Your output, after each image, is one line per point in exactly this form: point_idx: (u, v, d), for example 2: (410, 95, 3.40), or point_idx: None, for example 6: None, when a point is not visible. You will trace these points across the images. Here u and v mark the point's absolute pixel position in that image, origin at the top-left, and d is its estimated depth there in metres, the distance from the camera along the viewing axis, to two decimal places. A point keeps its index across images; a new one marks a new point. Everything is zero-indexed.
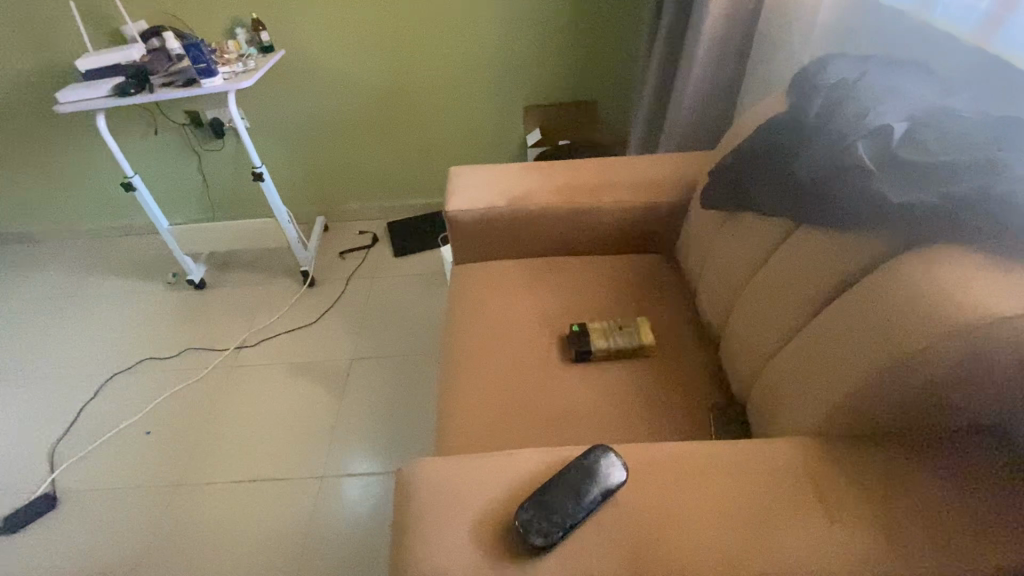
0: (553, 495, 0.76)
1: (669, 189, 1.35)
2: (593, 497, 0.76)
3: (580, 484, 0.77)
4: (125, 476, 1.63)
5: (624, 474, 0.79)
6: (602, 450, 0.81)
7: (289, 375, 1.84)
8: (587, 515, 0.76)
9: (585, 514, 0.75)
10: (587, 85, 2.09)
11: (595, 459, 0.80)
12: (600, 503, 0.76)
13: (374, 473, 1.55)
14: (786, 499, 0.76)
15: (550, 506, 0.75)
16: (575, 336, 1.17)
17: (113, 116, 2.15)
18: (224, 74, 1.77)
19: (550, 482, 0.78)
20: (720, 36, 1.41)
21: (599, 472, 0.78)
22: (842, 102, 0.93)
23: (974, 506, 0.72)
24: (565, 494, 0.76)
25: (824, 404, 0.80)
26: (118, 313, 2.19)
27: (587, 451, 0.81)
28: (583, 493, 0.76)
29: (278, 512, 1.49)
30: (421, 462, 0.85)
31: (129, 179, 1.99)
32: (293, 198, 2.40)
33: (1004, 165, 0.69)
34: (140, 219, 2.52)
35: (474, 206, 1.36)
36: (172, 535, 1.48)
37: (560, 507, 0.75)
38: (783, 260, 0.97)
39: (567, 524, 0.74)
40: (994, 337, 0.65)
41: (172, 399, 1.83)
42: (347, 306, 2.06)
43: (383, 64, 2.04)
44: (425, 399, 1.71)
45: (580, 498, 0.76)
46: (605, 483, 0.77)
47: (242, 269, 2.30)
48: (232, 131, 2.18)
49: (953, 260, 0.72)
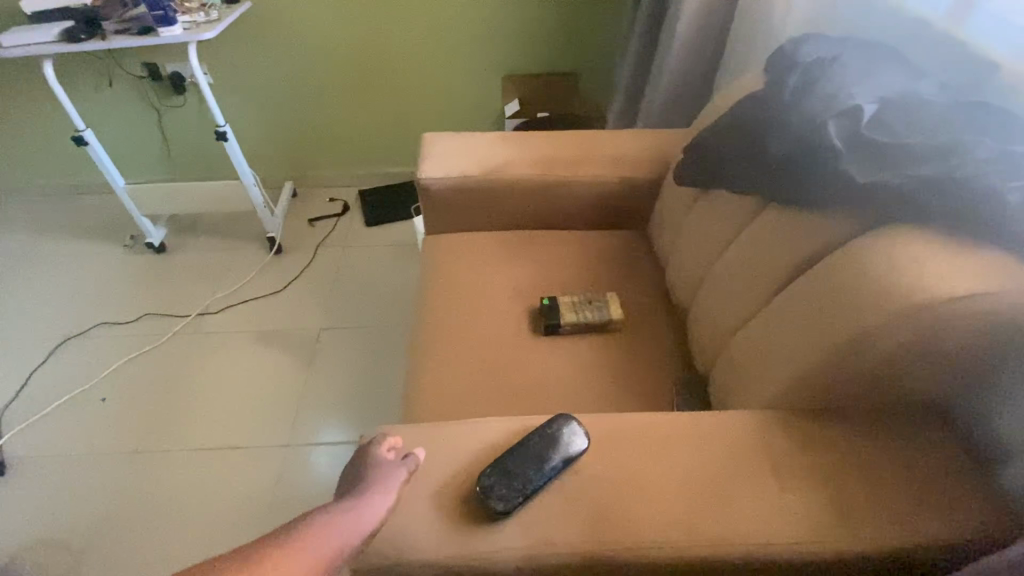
0: (515, 462, 0.77)
1: (644, 165, 1.35)
2: (554, 464, 0.77)
3: (542, 453, 0.78)
4: (79, 443, 1.58)
5: (585, 443, 0.80)
6: (566, 419, 0.82)
7: (254, 343, 1.80)
8: (548, 481, 0.77)
9: (546, 481, 0.77)
10: (568, 56, 2.05)
11: (557, 426, 0.81)
12: (561, 471, 0.78)
13: (343, 442, 1.54)
14: (741, 469, 0.78)
15: (512, 473, 0.77)
16: (546, 309, 1.17)
17: (63, 65, 2.01)
18: (184, 24, 1.66)
19: (512, 450, 0.79)
20: (701, 11, 1.39)
21: (561, 440, 0.80)
22: (816, 82, 0.93)
23: (918, 477, 0.76)
24: (526, 462, 0.78)
25: (783, 378, 0.83)
26: (72, 275, 2.09)
27: (550, 420, 0.82)
28: (545, 461, 0.77)
29: (242, 481, 1.48)
30: (386, 428, 0.86)
31: (81, 133, 1.87)
32: (260, 162, 2.31)
33: (965, 150, 0.71)
34: (95, 177, 2.39)
35: (448, 175, 1.34)
36: (130, 502, 1.46)
37: (522, 474, 0.76)
38: (751, 237, 0.98)
39: (527, 490, 0.76)
40: (943, 314, 0.68)
41: (129, 365, 1.77)
42: (315, 275, 2.01)
43: (355, 22, 1.95)
44: (395, 370, 1.70)
45: (542, 465, 0.77)
46: (566, 451, 0.79)
47: (206, 233, 2.21)
48: (194, 87, 2.07)
49: (912, 241, 0.74)
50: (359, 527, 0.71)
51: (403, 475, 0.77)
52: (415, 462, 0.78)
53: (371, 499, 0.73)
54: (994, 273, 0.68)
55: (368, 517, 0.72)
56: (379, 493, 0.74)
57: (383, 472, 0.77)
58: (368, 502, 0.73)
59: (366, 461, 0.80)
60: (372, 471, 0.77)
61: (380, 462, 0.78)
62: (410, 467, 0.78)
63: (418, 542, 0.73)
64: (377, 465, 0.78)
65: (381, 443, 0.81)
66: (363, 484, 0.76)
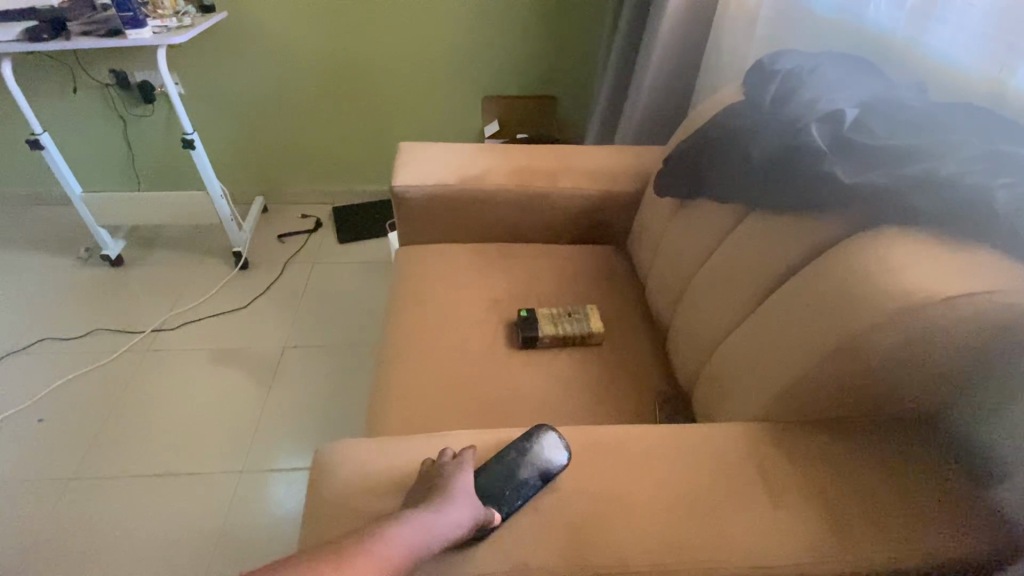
0: (488, 477, 0.72)
1: (624, 180, 1.33)
2: (529, 480, 0.71)
3: (515, 465, 0.72)
4: (6, 468, 1.43)
5: (565, 457, 0.74)
6: (545, 430, 0.76)
7: (211, 361, 1.69)
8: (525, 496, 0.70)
9: (519, 497, 0.70)
10: (547, 79, 2.07)
11: (538, 437, 0.75)
12: (538, 489, 0.71)
13: (302, 468, 1.43)
14: (732, 484, 0.73)
15: (485, 487, 0.71)
16: (523, 321, 1.12)
17: (25, 69, 1.93)
18: (154, 28, 1.61)
19: (487, 464, 0.74)
20: (677, 34, 1.41)
21: (539, 454, 0.73)
22: (795, 90, 0.93)
23: (912, 491, 0.71)
24: (498, 475, 0.72)
25: (774, 386, 0.78)
26: (17, 288, 1.95)
27: (528, 432, 0.76)
28: (519, 473, 0.71)
29: (188, 510, 1.34)
30: (346, 442, 0.78)
31: (38, 137, 1.78)
32: (231, 175, 2.24)
33: (949, 148, 0.70)
34: (52, 187, 2.28)
35: (424, 183, 1.30)
36: (57, 535, 1.30)
37: (494, 488, 0.71)
38: (734, 245, 0.96)
39: (499, 506, 0.69)
40: (938, 315, 0.65)
41: (70, 384, 1.63)
42: (283, 292, 1.92)
43: (334, 37, 1.94)
44: (362, 391, 1.60)
45: (516, 481, 0.71)
46: (542, 462, 0.72)
47: (168, 247, 2.11)
48: (163, 97, 2.01)
49: (901, 242, 0.71)
50: (429, 537, 0.61)
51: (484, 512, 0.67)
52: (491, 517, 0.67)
53: (445, 511, 0.64)
54: (987, 271, 0.65)
55: (440, 528, 0.62)
56: (458, 510, 0.64)
57: (464, 492, 0.67)
58: (443, 515, 0.63)
59: (439, 472, 0.70)
60: (453, 483, 0.67)
61: (463, 480, 0.68)
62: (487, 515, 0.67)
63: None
64: (459, 481, 0.68)
65: (465, 459, 0.72)
66: (438, 491, 0.66)
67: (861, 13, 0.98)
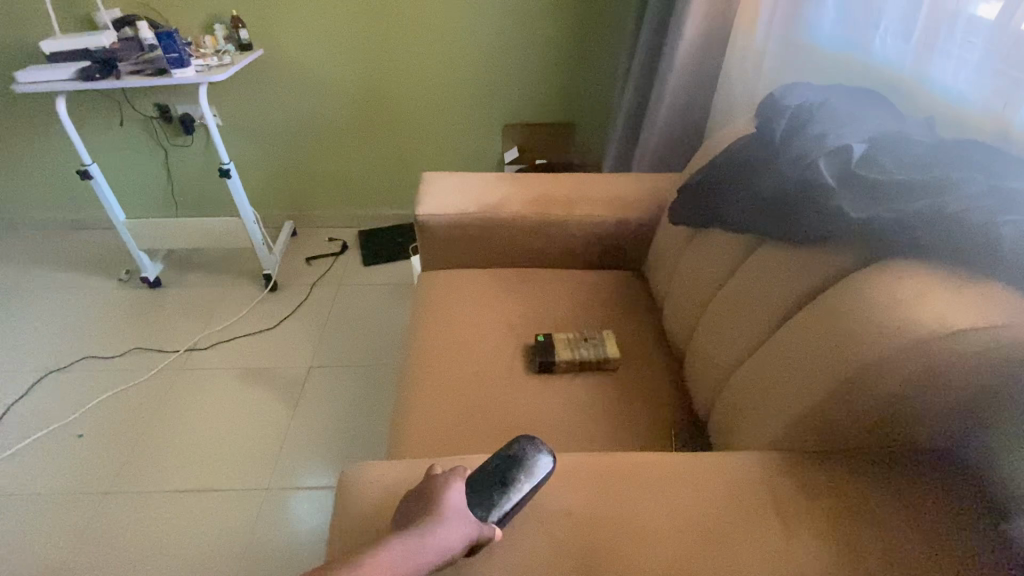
0: (480, 488, 0.72)
1: (639, 207, 1.36)
2: (521, 487, 0.72)
3: (506, 476, 0.73)
4: (48, 481, 1.51)
5: (551, 460, 0.76)
6: (527, 438, 0.78)
7: (241, 380, 1.76)
8: (518, 505, 0.72)
9: (516, 505, 0.71)
10: (565, 107, 2.12)
11: (528, 444, 0.77)
12: (532, 492, 0.73)
13: (325, 487, 1.47)
14: (743, 511, 0.74)
15: (476, 502, 0.71)
16: (541, 347, 1.15)
17: (78, 104, 2.08)
18: (196, 67, 1.72)
19: (478, 473, 0.74)
20: (690, 66, 1.45)
21: (527, 461, 0.75)
22: (805, 124, 0.96)
23: (928, 525, 0.70)
24: (490, 485, 0.72)
25: (786, 416, 0.80)
26: (61, 308, 2.06)
27: (512, 441, 0.77)
28: (510, 482, 0.72)
29: (217, 525, 1.39)
30: (368, 463, 0.82)
31: (87, 167, 1.90)
32: (262, 201, 2.34)
33: (954, 184, 0.72)
34: (97, 212, 2.41)
35: (445, 212, 1.35)
36: (93, 546, 1.37)
37: (484, 502, 0.70)
38: (746, 275, 0.98)
39: (492, 518, 0.70)
40: (946, 349, 0.65)
41: (110, 400, 1.71)
42: (309, 313, 1.99)
43: (362, 71, 2.03)
44: (383, 411, 1.65)
45: (508, 490, 0.71)
46: (534, 469, 0.74)
47: (202, 269, 2.21)
48: (201, 128, 2.13)
49: (910, 277, 0.73)
50: (431, 556, 0.62)
51: (479, 529, 0.67)
52: (492, 533, 0.69)
53: (445, 527, 0.65)
54: (996, 307, 0.66)
55: (432, 551, 0.63)
56: (450, 533, 0.65)
57: (456, 512, 0.67)
58: (442, 532, 0.64)
59: (434, 485, 0.70)
60: (444, 504, 0.67)
61: (454, 499, 0.68)
62: (488, 531, 0.68)
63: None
64: (450, 501, 0.68)
65: (457, 479, 0.72)
66: (429, 512, 0.66)
67: (868, 50, 1.01)
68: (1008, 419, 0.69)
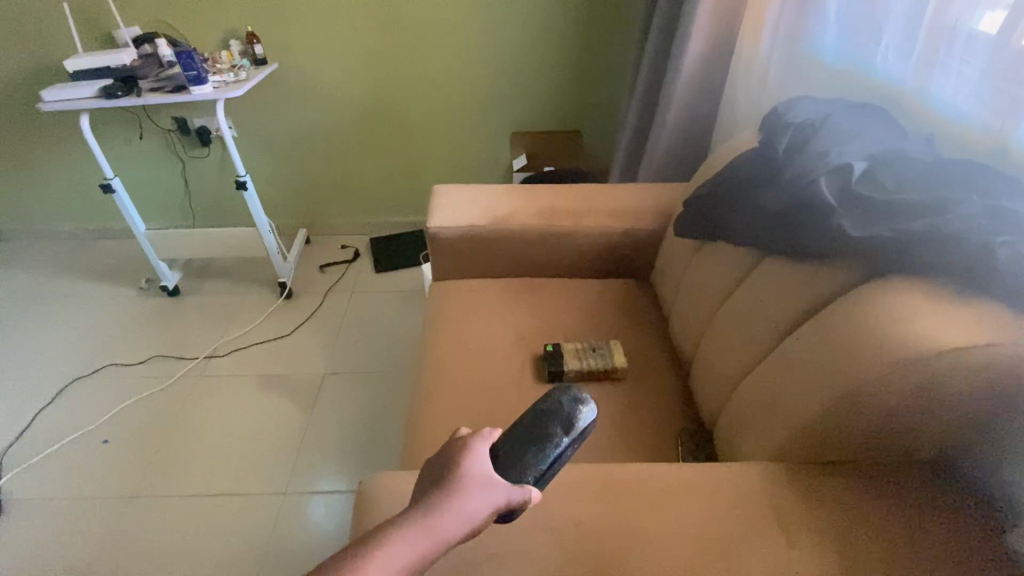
0: (517, 441, 0.66)
1: (646, 217, 1.39)
2: (560, 443, 0.67)
3: (545, 430, 0.67)
4: (76, 485, 1.57)
5: (593, 413, 0.70)
6: (565, 390, 0.72)
7: (258, 386, 1.81)
8: (559, 461, 0.67)
9: (555, 461, 0.66)
10: (573, 115, 2.15)
11: (567, 396, 0.71)
12: (571, 447, 0.67)
13: (341, 491, 1.51)
14: (746, 521, 0.77)
15: (517, 463, 0.63)
16: (550, 357, 1.18)
17: (99, 118, 2.14)
18: (214, 83, 1.77)
19: (513, 427, 0.68)
20: (696, 78, 1.48)
21: (567, 414, 0.69)
22: (808, 141, 0.99)
23: (926, 534, 0.73)
24: (527, 440, 0.66)
25: (788, 429, 0.82)
26: (85, 317, 2.13)
27: (548, 394, 0.72)
28: (551, 439, 0.67)
29: (239, 527, 1.44)
30: (384, 473, 0.85)
31: (109, 181, 1.97)
32: (276, 210, 2.39)
33: (952, 205, 0.74)
34: (117, 222, 2.48)
35: (455, 224, 1.38)
36: (120, 548, 1.42)
37: (527, 464, 0.63)
38: (750, 289, 1.00)
39: (531, 476, 0.63)
40: (943, 367, 0.67)
41: (134, 407, 1.77)
42: (323, 320, 2.04)
43: (373, 82, 2.08)
44: (397, 416, 1.69)
45: (547, 446, 0.66)
46: (575, 422, 0.69)
47: (219, 278, 2.27)
48: (218, 140, 2.19)
49: (908, 295, 0.75)
50: (455, 528, 0.52)
51: (508, 495, 0.57)
52: (530, 498, 0.59)
53: (468, 495, 0.54)
54: (992, 324, 0.68)
55: (452, 526, 0.52)
56: (471, 503, 0.54)
57: (483, 476, 0.56)
58: (466, 499, 0.54)
59: (454, 448, 0.59)
60: (462, 472, 0.56)
61: (476, 463, 0.57)
62: (523, 496, 0.58)
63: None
64: (470, 468, 0.57)
65: (478, 440, 0.60)
66: (449, 479, 0.55)
67: (870, 67, 1.03)
68: (1005, 434, 0.71)
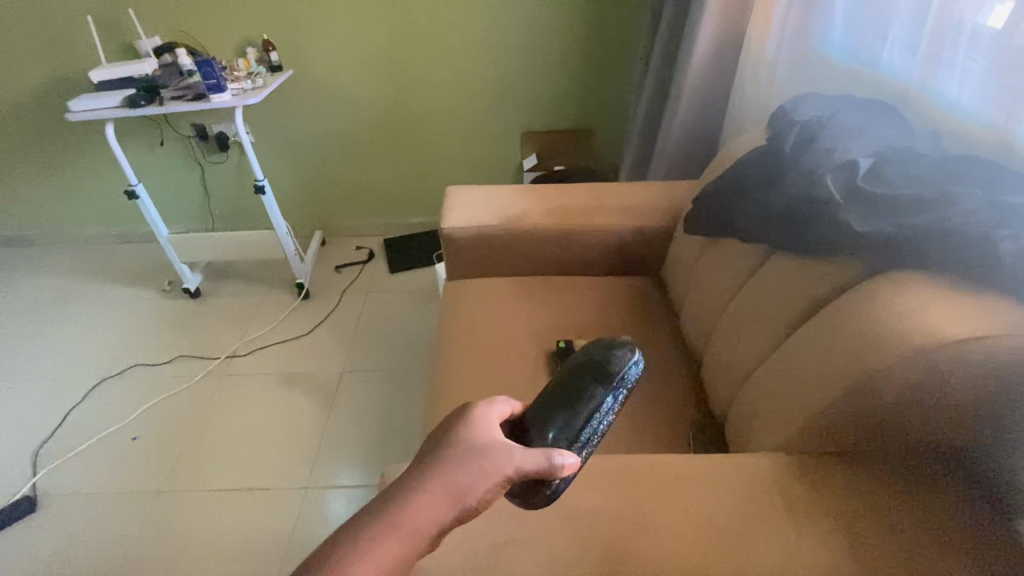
0: (556, 400, 0.70)
1: (656, 215, 1.41)
2: (599, 398, 0.70)
3: (582, 387, 0.71)
4: (108, 480, 1.63)
5: (630, 367, 0.74)
6: (602, 348, 0.77)
7: (278, 385, 1.86)
8: (603, 414, 0.70)
9: (595, 415, 0.69)
10: (583, 115, 2.17)
11: (602, 347, 0.77)
12: (611, 401, 0.71)
13: (360, 486, 1.55)
14: (756, 510, 0.79)
15: (557, 420, 0.67)
16: (561, 352, 1.23)
17: (122, 127, 2.21)
18: (232, 91, 1.83)
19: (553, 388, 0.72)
20: (704, 76, 1.49)
21: (605, 370, 0.73)
22: (814, 139, 1.00)
23: (931, 522, 0.75)
24: (565, 397, 0.70)
25: (797, 420, 0.84)
26: (111, 319, 2.20)
27: (586, 354, 0.77)
28: (590, 393, 0.71)
29: (262, 520, 1.50)
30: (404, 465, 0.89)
31: (133, 187, 2.03)
32: (292, 212, 2.45)
33: (956, 200, 0.76)
34: (140, 227, 2.56)
35: (469, 224, 1.42)
36: (150, 541, 1.48)
37: (566, 419, 0.67)
38: (759, 284, 1.02)
39: (571, 431, 0.66)
40: (947, 357, 0.69)
41: (160, 405, 1.83)
42: (340, 319, 2.09)
43: (386, 86, 2.12)
44: (412, 413, 1.73)
45: (586, 401, 0.70)
46: (614, 375, 0.73)
47: (239, 280, 2.33)
48: (235, 145, 2.24)
49: (914, 289, 0.76)
50: (453, 509, 0.51)
51: (512, 462, 0.55)
52: (557, 464, 0.58)
53: (467, 475, 0.53)
54: (996, 316, 0.69)
55: (449, 506, 0.51)
56: (469, 479, 0.53)
57: (483, 453, 0.55)
58: (465, 480, 0.52)
59: (453, 425, 0.58)
60: (459, 448, 0.55)
61: (477, 437, 0.56)
62: (533, 466, 0.57)
63: (427, 568, 0.74)
64: (468, 443, 0.55)
65: (473, 412, 0.59)
66: (446, 457, 0.54)
67: (876, 64, 1.05)
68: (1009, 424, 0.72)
